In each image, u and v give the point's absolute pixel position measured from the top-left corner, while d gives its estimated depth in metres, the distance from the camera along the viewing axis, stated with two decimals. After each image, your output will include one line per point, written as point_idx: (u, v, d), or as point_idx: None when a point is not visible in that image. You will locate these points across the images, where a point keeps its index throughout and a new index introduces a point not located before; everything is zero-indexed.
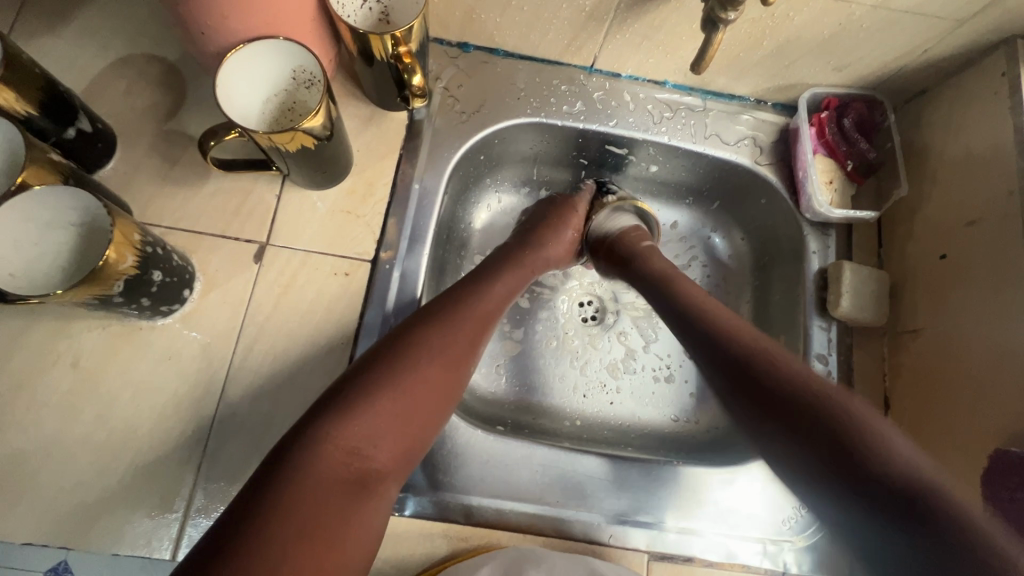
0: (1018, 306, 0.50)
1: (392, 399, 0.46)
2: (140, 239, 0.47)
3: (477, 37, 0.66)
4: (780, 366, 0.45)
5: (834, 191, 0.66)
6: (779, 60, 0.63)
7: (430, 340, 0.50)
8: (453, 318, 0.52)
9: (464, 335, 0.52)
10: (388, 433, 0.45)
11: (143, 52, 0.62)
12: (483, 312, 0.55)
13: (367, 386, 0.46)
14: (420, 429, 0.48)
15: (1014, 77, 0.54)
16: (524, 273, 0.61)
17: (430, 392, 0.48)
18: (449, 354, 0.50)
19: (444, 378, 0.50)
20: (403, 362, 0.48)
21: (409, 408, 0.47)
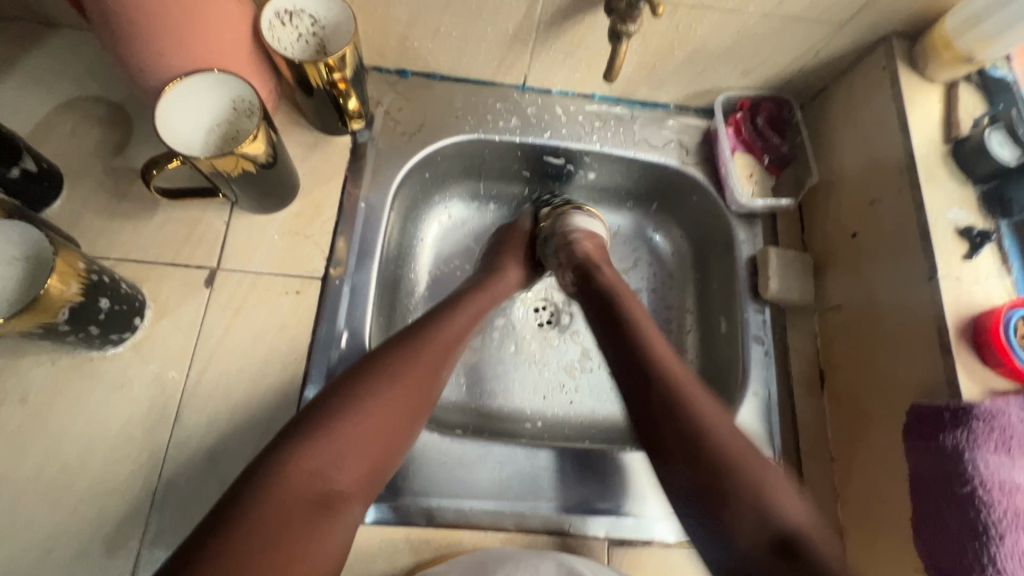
0: (918, 271, 0.55)
1: (358, 418, 0.48)
2: (85, 267, 0.48)
3: (413, 63, 0.71)
4: (688, 383, 0.49)
5: (755, 183, 0.71)
6: (691, 68, 0.68)
7: (400, 362, 0.52)
8: (421, 339, 0.54)
9: (433, 361, 0.54)
10: (358, 452, 0.47)
11: (88, 95, 0.65)
12: (445, 336, 0.56)
13: (336, 409, 0.47)
14: (389, 446, 0.49)
15: (893, 69, 0.61)
16: (488, 299, 0.64)
17: (399, 412, 0.50)
18: (417, 374, 0.52)
19: (411, 397, 0.51)
20: (371, 387, 0.50)
21: (378, 431, 0.48)
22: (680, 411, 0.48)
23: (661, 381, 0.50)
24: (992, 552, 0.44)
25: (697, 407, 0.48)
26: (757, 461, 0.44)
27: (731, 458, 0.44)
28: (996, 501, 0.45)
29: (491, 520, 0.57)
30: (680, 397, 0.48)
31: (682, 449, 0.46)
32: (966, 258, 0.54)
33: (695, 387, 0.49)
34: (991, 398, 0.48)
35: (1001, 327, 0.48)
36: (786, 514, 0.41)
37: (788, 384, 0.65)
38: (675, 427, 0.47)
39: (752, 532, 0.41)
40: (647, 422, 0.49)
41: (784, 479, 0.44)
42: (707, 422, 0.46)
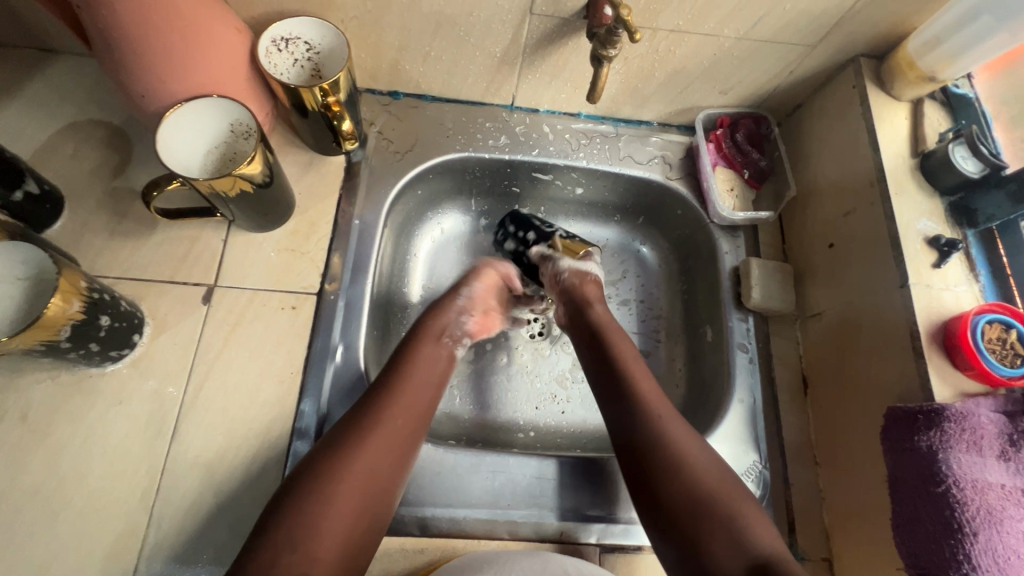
0: (890, 279, 0.57)
1: (333, 496, 0.47)
2: (85, 286, 0.50)
3: (405, 85, 0.73)
4: (676, 433, 0.53)
5: (736, 197, 0.74)
6: (672, 88, 0.71)
7: (370, 426, 0.51)
8: (386, 400, 0.54)
9: (402, 431, 0.53)
10: (331, 533, 0.45)
11: (90, 118, 0.67)
12: (408, 402, 0.55)
13: (306, 494, 0.46)
14: (368, 513, 0.48)
15: (862, 88, 0.64)
16: (448, 357, 0.62)
17: (376, 476, 0.50)
18: (387, 438, 0.52)
19: (387, 459, 0.51)
20: (343, 459, 0.49)
21: (350, 508, 0.47)
22: (659, 450, 0.52)
23: (645, 423, 0.54)
24: (966, 549, 0.45)
25: (680, 440, 0.53)
26: (735, 503, 0.49)
27: (716, 500, 0.49)
28: (969, 499, 0.46)
29: (483, 529, 0.58)
30: (667, 444, 0.52)
31: (665, 486, 0.50)
32: (934, 267, 0.56)
33: (678, 428, 0.54)
34: (962, 400, 0.51)
35: (969, 332, 0.51)
36: (758, 540, 0.47)
37: (772, 390, 0.67)
38: (654, 467, 0.51)
39: (731, 559, 0.46)
40: (635, 465, 0.53)
41: (754, 508, 0.49)
42: (689, 464, 0.51)
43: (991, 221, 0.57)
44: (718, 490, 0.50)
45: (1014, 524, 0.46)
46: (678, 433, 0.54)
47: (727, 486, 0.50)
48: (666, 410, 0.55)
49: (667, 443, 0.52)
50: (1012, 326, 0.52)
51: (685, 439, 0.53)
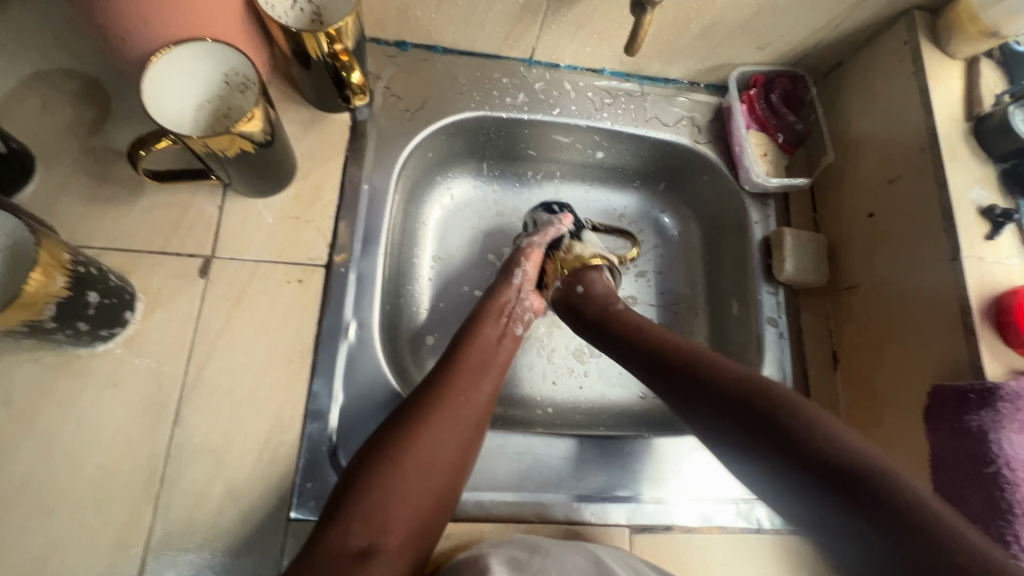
0: (939, 252, 0.54)
1: (409, 458, 0.48)
2: (69, 259, 0.44)
3: (414, 34, 0.66)
4: (705, 354, 0.54)
5: (769, 162, 0.70)
6: (707, 42, 0.66)
7: (443, 396, 0.53)
8: (459, 372, 0.55)
9: (471, 420, 0.53)
10: (402, 503, 0.47)
11: (59, 66, 0.59)
12: (472, 391, 0.54)
13: (378, 466, 0.47)
14: (439, 485, 0.49)
15: (915, 45, 0.59)
16: (512, 341, 0.61)
17: (447, 446, 0.50)
18: (458, 408, 0.52)
19: (457, 431, 0.51)
20: (418, 424, 0.50)
21: (421, 483, 0.48)
22: (790, 411, 0.47)
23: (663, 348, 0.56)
24: (1016, 529, 0.44)
25: (797, 401, 0.48)
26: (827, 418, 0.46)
27: (842, 458, 0.42)
28: (1020, 480, 0.45)
29: (511, 512, 0.55)
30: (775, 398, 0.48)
31: (803, 458, 0.44)
32: (987, 239, 0.53)
33: (814, 409, 0.47)
34: (1014, 377, 0.49)
35: None
36: (841, 443, 0.43)
37: (802, 365, 0.65)
38: (715, 387, 0.51)
39: (812, 461, 0.43)
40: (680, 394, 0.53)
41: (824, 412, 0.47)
42: (742, 388, 0.50)
43: None
44: (726, 367, 0.52)
45: None
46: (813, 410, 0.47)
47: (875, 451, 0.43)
48: (683, 342, 0.57)
49: (674, 354, 0.55)
50: None
51: (842, 429, 0.45)
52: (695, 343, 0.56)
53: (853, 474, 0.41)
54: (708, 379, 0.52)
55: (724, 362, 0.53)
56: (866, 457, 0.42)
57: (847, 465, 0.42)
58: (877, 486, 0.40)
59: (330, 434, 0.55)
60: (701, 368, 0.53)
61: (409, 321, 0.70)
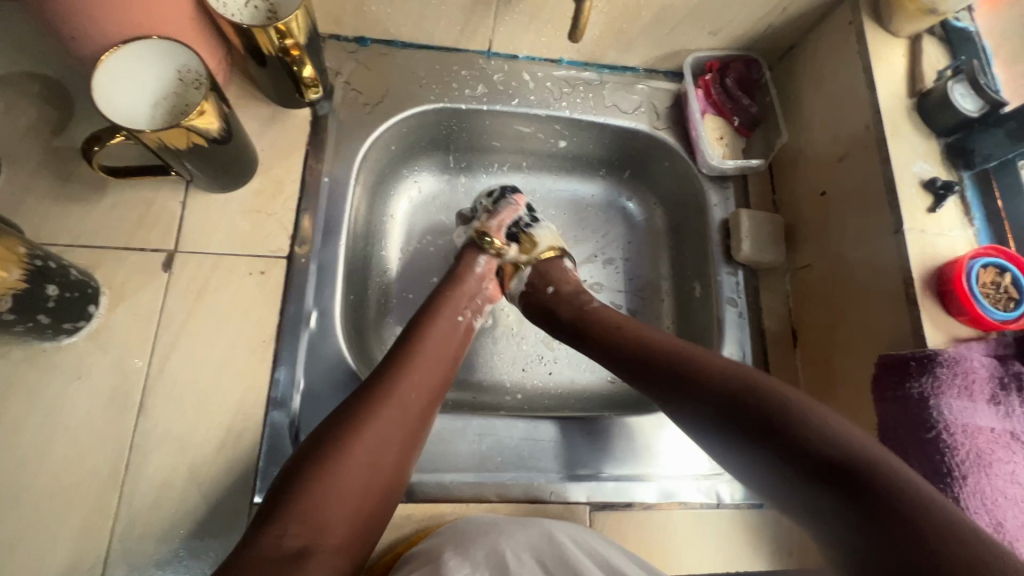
0: (883, 226, 0.55)
1: (354, 450, 0.47)
2: (27, 252, 0.46)
3: (372, 29, 0.68)
4: (699, 355, 0.52)
5: (725, 145, 0.71)
6: (659, 28, 0.67)
7: (396, 386, 0.52)
8: (412, 360, 0.54)
9: (418, 408, 0.52)
10: (343, 499, 0.45)
11: (23, 70, 0.60)
12: (422, 379, 0.53)
13: (317, 466, 0.45)
14: (384, 481, 0.48)
15: (859, 24, 0.60)
16: (463, 334, 0.60)
17: (394, 440, 0.49)
18: (410, 401, 0.51)
19: (406, 425, 0.50)
20: (368, 415, 0.49)
21: (366, 475, 0.47)
22: (787, 416, 0.44)
23: (647, 345, 0.55)
24: (956, 492, 0.45)
25: (710, 364, 0.50)
26: (890, 458, 0.40)
27: (856, 455, 0.40)
28: (959, 443, 0.46)
29: (471, 493, 0.57)
30: (750, 400, 0.47)
31: (793, 453, 0.43)
32: (930, 211, 0.54)
33: (762, 378, 0.48)
34: (955, 345, 0.50)
35: (964, 277, 0.49)
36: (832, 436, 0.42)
37: (761, 344, 0.66)
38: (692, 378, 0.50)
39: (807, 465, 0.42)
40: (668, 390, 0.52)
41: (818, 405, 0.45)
42: (718, 380, 0.49)
43: (987, 162, 0.54)
44: (684, 357, 0.52)
45: (1002, 466, 0.46)
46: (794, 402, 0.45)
47: (870, 439, 0.42)
48: (669, 338, 0.55)
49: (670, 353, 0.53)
50: (1006, 270, 0.51)
51: (819, 409, 0.45)
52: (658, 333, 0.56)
53: (853, 470, 0.40)
54: (699, 364, 0.51)
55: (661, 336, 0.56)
56: (867, 453, 0.40)
57: (846, 464, 0.40)
58: (877, 482, 0.38)
59: (293, 421, 0.56)
60: (686, 366, 0.52)
61: (376, 312, 0.71)
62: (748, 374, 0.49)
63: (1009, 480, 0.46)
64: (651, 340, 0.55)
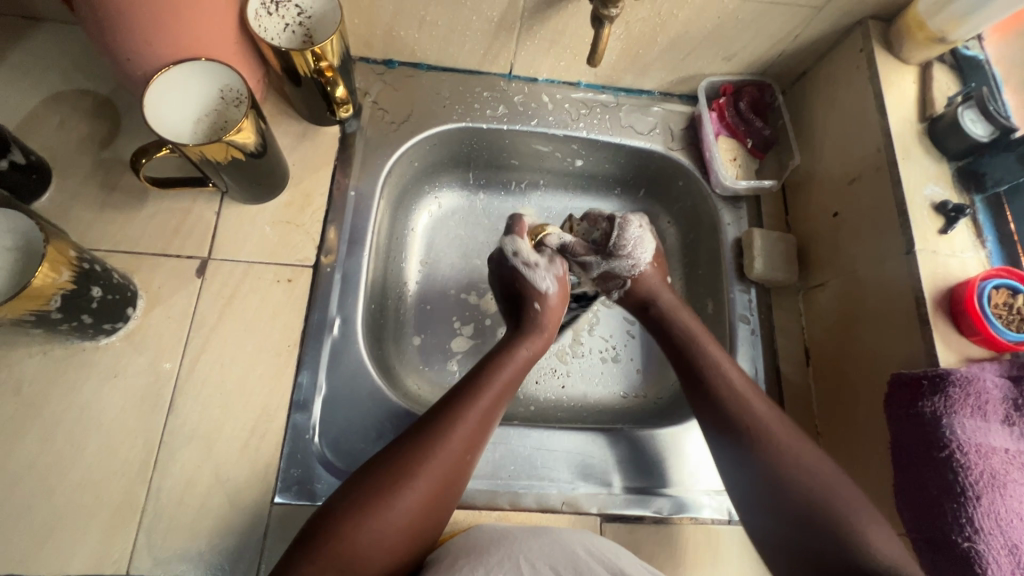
0: (895, 246, 0.56)
1: (411, 486, 0.48)
2: (76, 255, 0.49)
3: (400, 53, 0.72)
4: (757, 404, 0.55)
5: (738, 166, 0.73)
6: (675, 54, 0.70)
7: (464, 419, 0.53)
8: (479, 391, 0.55)
9: (461, 459, 0.51)
10: (390, 532, 0.46)
11: (76, 88, 0.65)
12: (466, 427, 0.52)
13: (371, 497, 0.47)
14: (434, 515, 0.49)
15: (869, 51, 0.62)
16: (515, 373, 0.59)
17: (453, 474, 0.51)
18: (471, 439, 0.52)
19: (464, 460, 0.52)
20: (431, 447, 0.50)
21: (421, 508, 0.48)
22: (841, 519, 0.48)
23: (715, 375, 0.58)
24: (969, 512, 0.45)
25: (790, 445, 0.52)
26: (857, 509, 0.49)
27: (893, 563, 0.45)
28: (972, 463, 0.46)
29: (484, 499, 0.58)
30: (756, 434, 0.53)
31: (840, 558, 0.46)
32: (941, 232, 0.55)
33: (790, 438, 0.53)
34: (967, 365, 0.50)
35: (975, 298, 0.50)
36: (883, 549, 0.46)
37: (774, 362, 0.67)
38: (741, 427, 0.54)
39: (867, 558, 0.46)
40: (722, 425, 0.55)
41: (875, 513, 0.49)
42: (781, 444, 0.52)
43: (999, 186, 0.56)
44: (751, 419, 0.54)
45: (1016, 487, 0.46)
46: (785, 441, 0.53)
47: (840, 482, 0.50)
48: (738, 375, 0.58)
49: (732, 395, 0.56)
50: (1019, 291, 0.52)
51: (806, 454, 0.52)
52: (723, 361, 0.59)
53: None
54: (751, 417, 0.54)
55: (720, 356, 0.59)
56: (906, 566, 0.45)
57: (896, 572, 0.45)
58: None
59: (314, 423, 0.58)
60: (752, 418, 0.54)
61: (396, 322, 0.73)
62: (785, 436, 0.53)
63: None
64: (713, 361, 0.59)
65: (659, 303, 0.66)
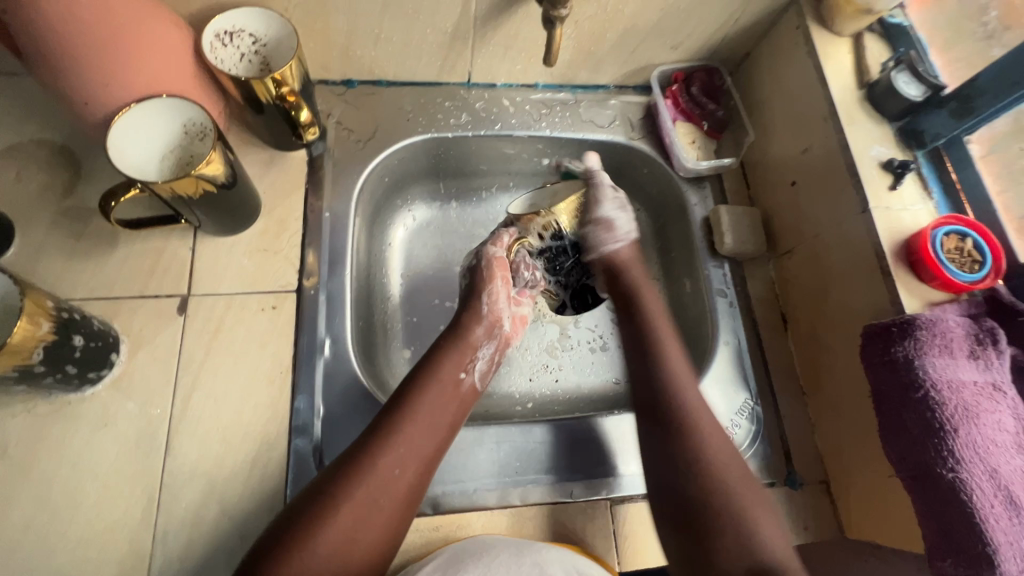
0: (851, 206, 0.60)
1: (359, 494, 0.49)
2: (53, 305, 0.48)
3: (358, 72, 0.72)
4: (709, 432, 0.55)
5: (698, 148, 0.76)
6: (625, 47, 0.72)
7: (409, 426, 0.54)
8: (423, 400, 0.56)
9: (404, 485, 0.51)
10: (335, 544, 0.47)
11: (30, 138, 0.63)
12: (409, 449, 0.53)
13: (318, 506, 0.48)
14: (382, 522, 0.50)
15: (805, 28, 0.66)
16: (462, 399, 0.59)
17: (397, 481, 0.51)
18: (417, 445, 0.53)
19: (410, 467, 0.52)
20: (375, 456, 0.51)
21: (366, 516, 0.49)
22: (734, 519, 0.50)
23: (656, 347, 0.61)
24: (950, 444, 0.48)
25: (711, 444, 0.54)
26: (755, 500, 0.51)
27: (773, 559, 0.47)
28: (946, 398, 0.49)
29: (496, 499, 0.59)
30: (696, 451, 0.54)
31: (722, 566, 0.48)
32: (891, 189, 0.59)
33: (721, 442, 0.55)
34: (930, 309, 0.53)
35: (929, 245, 0.53)
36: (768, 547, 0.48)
37: (755, 331, 0.70)
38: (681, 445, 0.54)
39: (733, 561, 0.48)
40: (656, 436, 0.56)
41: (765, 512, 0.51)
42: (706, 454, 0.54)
43: (937, 140, 0.59)
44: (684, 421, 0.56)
45: (989, 416, 0.49)
46: (712, 436, 0.55)
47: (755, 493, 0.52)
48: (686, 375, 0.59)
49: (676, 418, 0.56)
50: (967, 235, 0.55)
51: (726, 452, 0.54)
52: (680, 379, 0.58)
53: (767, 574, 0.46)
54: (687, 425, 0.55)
55: (678, 368, 0.59)
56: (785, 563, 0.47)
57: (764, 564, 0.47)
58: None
59: (316, 446, 0.58)
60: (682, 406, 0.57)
61: (384, 337, 0.73)
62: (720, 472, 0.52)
63: (997, 428, 0.49)
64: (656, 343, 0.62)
65: (630, 274, 0.68)
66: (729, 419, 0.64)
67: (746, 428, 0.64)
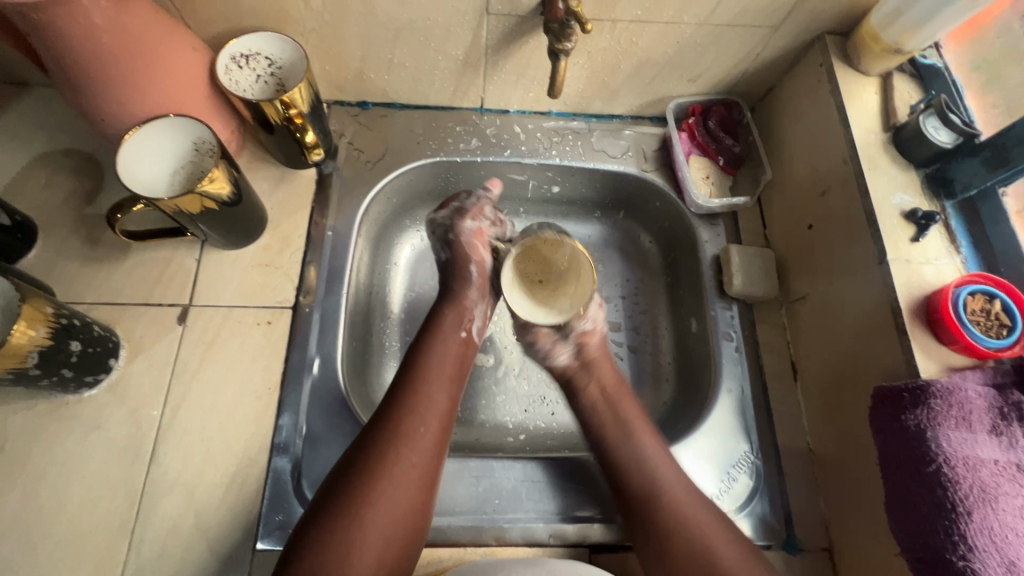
0: (868, 256, 0.56)
1: (393, 454, 0.49)
2: (52, 311, 0.50)
3: (373, 94, 0.74)
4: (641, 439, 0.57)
5: (711, 184, 0.73)
6: (640, 79, 0.71)
7: (424, 384, 0.54)
8: (432, 360, 0.57)
9: (431, 437, 0.52)
10: (383, 509, 0.47)
11: (61, 148, 0.67)
12: (429, 406, 0.53)
13: (354, 476, 0.48)
14: (424, 477, 0.50)
15: (829, 66, 0.63)
16: (466, 354, 0.60)
17: (426, 436, 0.52)
18: (436, 400, 0.54)
19: (434, 423, 0.53)
20: (398, 417, 0.52)
21: (405, 476, 0.49)
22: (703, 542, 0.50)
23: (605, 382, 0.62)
24: (961, 529, 0.44)
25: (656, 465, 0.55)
26: (732, 553, 0.50)
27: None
28: (961, 476, 0.45)
29: (469, 536, 0.57)
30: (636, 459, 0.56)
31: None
32: (913, 241, 0.55)
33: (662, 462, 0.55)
34: (949, 375, 0.49)
35: (950, 305, 0.49)
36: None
37: (761, 379, 0.66)
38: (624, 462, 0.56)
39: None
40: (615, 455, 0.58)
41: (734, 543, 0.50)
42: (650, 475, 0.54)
43: (968, 190, 0.55)
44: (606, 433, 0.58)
45: (1009, 501, 0.44)
46: (638, 430, 0.58)
47: (720, 533, 0.51)
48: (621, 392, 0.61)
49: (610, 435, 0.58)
50: (995, 296, 0.51)
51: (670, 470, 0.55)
52: (639, 426, 0.58)
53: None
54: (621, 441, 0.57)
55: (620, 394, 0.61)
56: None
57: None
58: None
59: (296, 467, 0.58)
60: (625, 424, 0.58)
61: (379, 357, 0.73)
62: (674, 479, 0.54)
63: (1018, 515, 0.44)
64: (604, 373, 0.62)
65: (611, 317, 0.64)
66: (724, 474, 0.60)
67: (745, 486, 0.60)
